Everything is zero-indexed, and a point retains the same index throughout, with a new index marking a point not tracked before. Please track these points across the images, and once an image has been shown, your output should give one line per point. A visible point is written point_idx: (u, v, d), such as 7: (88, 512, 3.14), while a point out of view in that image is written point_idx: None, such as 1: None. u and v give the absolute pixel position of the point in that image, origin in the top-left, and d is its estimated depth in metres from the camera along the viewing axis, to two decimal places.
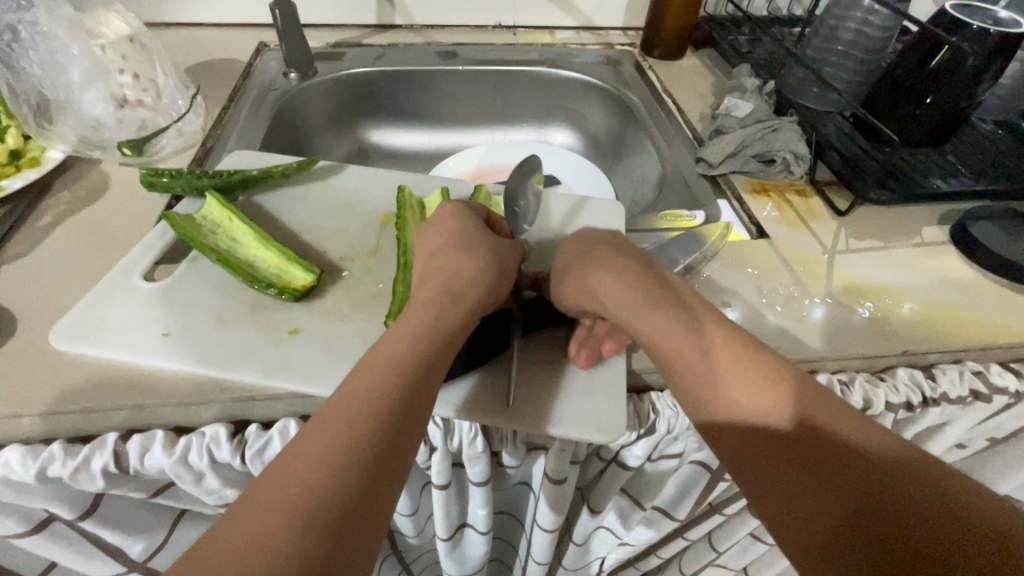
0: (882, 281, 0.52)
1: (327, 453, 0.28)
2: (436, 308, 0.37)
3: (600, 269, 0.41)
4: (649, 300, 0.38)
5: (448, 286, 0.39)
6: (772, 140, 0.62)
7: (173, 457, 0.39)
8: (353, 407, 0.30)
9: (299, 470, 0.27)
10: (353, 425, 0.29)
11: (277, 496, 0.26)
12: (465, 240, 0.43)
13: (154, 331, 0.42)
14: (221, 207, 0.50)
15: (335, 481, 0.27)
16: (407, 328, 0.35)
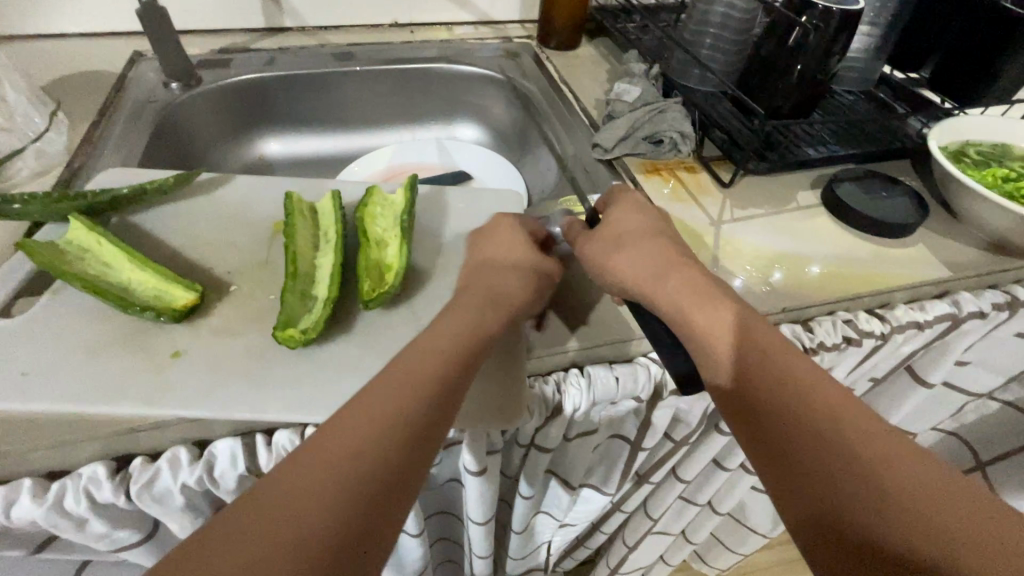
0: (761, 245, 0.56)
1: (334, 458, 0.28)
2: (473, 315, 0.40)
3: (625, 245, 0.45)
4: (667, 270, 0.42)
5: (486, 291, 0.42)
6: (659, 122, 0.65)
7: (45, 505, 0.36)
8: (367, 424, 0.30)
9: (310, 468, 0.28)
10: (370, 428, 0.30)
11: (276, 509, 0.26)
12: (514, 247, 0.46)
13: (13, 372, 0.39)
14: (87, 230, 0.46)
15: (339, 486, 0.28)
16: (447, 330, 0.38)
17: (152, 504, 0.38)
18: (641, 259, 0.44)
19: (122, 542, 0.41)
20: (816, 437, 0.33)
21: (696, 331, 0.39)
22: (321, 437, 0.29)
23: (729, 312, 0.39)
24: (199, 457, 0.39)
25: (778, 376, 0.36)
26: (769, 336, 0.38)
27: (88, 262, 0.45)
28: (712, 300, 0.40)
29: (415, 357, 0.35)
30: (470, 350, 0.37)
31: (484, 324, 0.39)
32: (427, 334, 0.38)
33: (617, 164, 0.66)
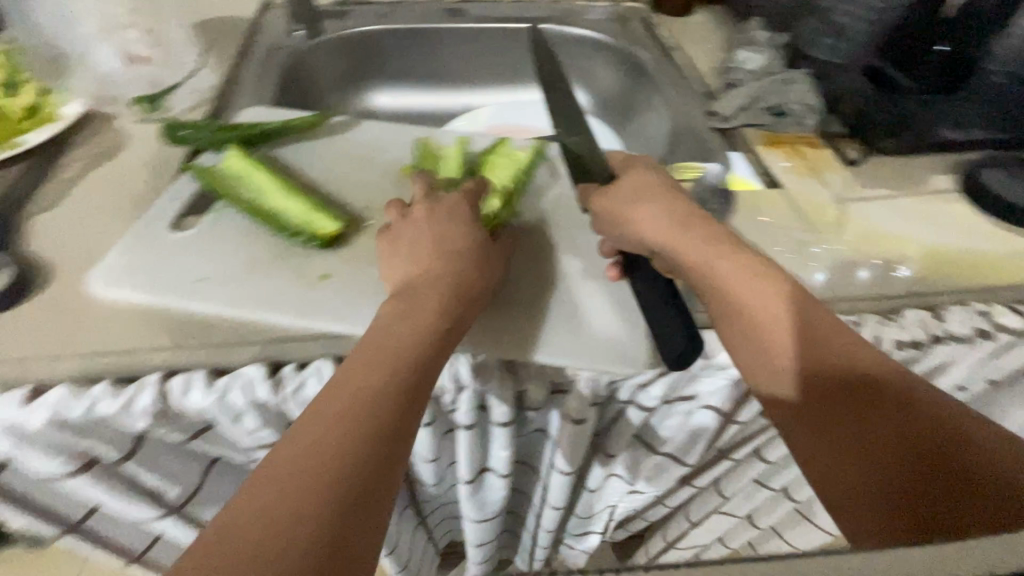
0: (888, 227, 0.54)
1: (369, 399, 0.31)
2: (466, 270, 0.41)
3: (647, 199, 0.45)
4: (686, 224, 0.42)
5: (445, 242, 0.43)
6: (785, 92, 0.63)
7: (215, 395, 0.40)
8: (362, 392, 0.32)
9: (344, 407, 0.31)
10: (389, 371, 0.33)
11: (287, 475, 0.27)
12: (429, 206, 0.46)
13: (189, 277, 0.44)
14: (240, 158, 0.50)
15: (371, 424, 0.30)
16: (445, 279, 0.40)
17: (298, 407, 0.43)
18: (663, 214, 0.43)
19: (264, 440, 0.46)
20: (876, 448, 0.33)
21: (751, 325, 0.38)
22: (351, 383, 0.32)
23: (783, 298, 0.38)
24: (341, 370, 0.43)
25: (842, 384, 0.35)
26: (815, 324, 0.37)
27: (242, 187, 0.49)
28: (743, 265, 0.40)
29: (395, 336, 0.35)
30: (462, 292, 0.40)
31: (473, 274, 0.41)
32: (426, 281, 0.40)
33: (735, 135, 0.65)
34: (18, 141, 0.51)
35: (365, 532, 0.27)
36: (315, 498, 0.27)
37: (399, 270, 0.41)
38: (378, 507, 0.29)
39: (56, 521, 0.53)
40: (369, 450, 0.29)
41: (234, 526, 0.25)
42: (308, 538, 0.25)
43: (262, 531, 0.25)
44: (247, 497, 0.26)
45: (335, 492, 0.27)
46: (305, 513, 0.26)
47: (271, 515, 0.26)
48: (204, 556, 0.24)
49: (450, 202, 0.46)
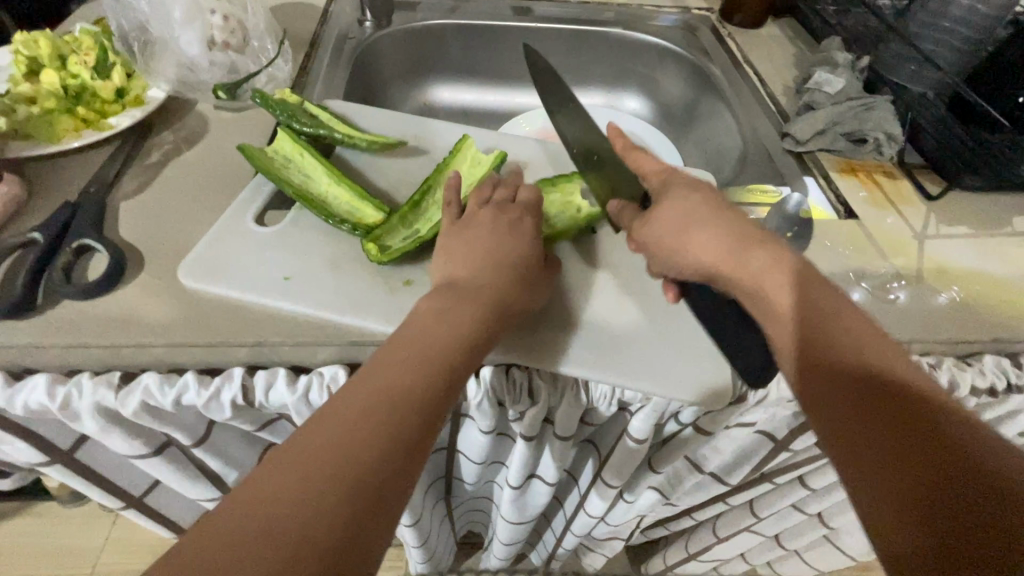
0: (967, 267, 0.53)
1: (405, 397, 0.32)
2: (511, 280, 0.41)
3: (698, 224, 0.39)
4: (743, 249, 0.37)
5: (494, 248, 0.43)
6: (865, 119, 0.61)
7: (297, 394, 0.41)
8: (396, 397, 0.32)
9: (381, 402, 0.32)
10: (423, 373, 0.34)
11: (314, 463, 0.28)
12: (490, 212, 0.46)
13: (274, 275, 0.44)
14: (293, 144, 0.50)
15: (396, 424, 0.31)
16: (490, 293, 0.40)
17: None
18: (718, 237, 0.38)
19: None
20: (886, 439, 0.30)
21: (776, 321, 0.35)
22: (387, 379, 0.33)
23: (809, 298, 0.35)
24: None
25: (852, 367, 0.32)
26: (832, 321, 0.34)
27: (317, 185, 0.49)
28: (787, 282, 0.35)
29: (415, 342, 0.36)
30: (504, 307, 0.40)
31: (513, 284, 0.41)
32: (470, 281, 0.41)
33: (809, 158, 0.64)
34: (106, 124, 0.51)
35: (373, 524, 0.28)
36: (329, 485, 0.27)
37: (452, 270, 0.42)
38: (389, 500, 0.29)
39: (119, 495, 0.54)
40: (392, 445, 0.30)
41: (265, 502, 0.26)
42: (321, 519, 0.26)
43: (276, 501, 0.26)
44: (270, 479, 0.27)
45: (353, 481, 0.28)
46: (318, 497, 0.27)
47: (290, 492, 0.27)
48: (213, 535, 0.25)
49: (516, 211, 0.46)
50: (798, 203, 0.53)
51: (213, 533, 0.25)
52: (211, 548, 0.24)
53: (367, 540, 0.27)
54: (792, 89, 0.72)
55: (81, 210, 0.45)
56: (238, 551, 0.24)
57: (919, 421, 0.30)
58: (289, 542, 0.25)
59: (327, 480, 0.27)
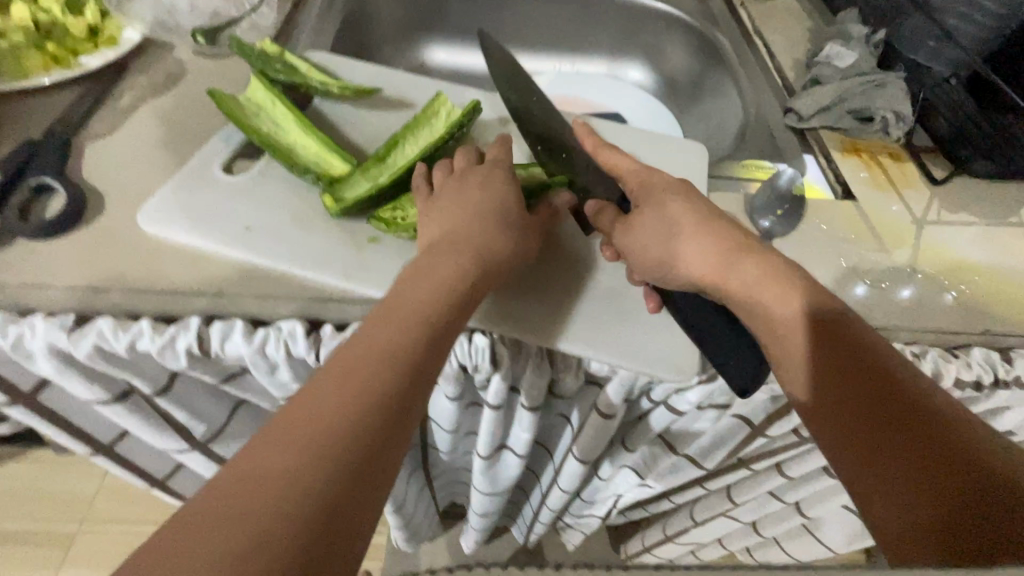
0: (964, 256, 0.50)
1: (382, 358, 0.30)
2: (487, 233, 0.40)
3: (684, 236, 0.38)
4: (732, 261, 0.36)
5: (471, 210, 0.41)
6: (874, 96, 0.58)
7: (253, 346, 0.40)
8: (373, 357, 0.30)
9: (356, 365, 0.30)
10: (402, 334, 0.32)
11: (290, 431, 0.26)
12: (457, 180, 0.43)
13: (236, 224, 0.43)
14: (266, 91, 0.49)
15: (376, 384, 0.29)
16: (465, 252, 0.38)
17: None
18: (709, 247, 0.37)
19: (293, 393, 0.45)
20: (893, 449, 0.30)
21: (777, 343, 0.35)
22: (361, 345, 0.31)
23: (812, 313, 0.34)
24: None
25: (855, 380, 0.32)
26: (842, 336, 0.33)
27: (286, 133, 0.48)
28: (781, 293, 0.35)
29: (395, 306, 0.34)
30: (483, 265, 0.38)
31: (495, 241, 0.40)
32: (448, 244, 0.39)
33: (810, 135, 0.61)
34: (77, 63, 0.50)
35: (370, 487, 0.26)
36: (311, 451, 0.25)
37: (430, 236, 0.40)
38: (386, 463, 0.27)
39: (88, 441, 0.55)
40: (377, 406, 0.28)
41: (232, 477, 0.24)
42: (309, 486, 0.24)
43: (256, 480, 0.23)
44: (245, 452, 0.25)
45: (339, 445, 0.26)
46: (304, 465, 0.24)
47: (263, 467, 0.24)
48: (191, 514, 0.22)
49: (483, 171, 0.44)
50: (791, 179, 0.50)
51: (186, 525, 0.22)
52: (186, 539, 0.21)
53: (366, 505, 0.25)
54: (801, 63, 0.68)
55: (44, 148, 0.44)
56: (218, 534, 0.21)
57: (927, 429, 0.30)
58: (272, 516, 0.22)
59: (305, 444, 0.25)
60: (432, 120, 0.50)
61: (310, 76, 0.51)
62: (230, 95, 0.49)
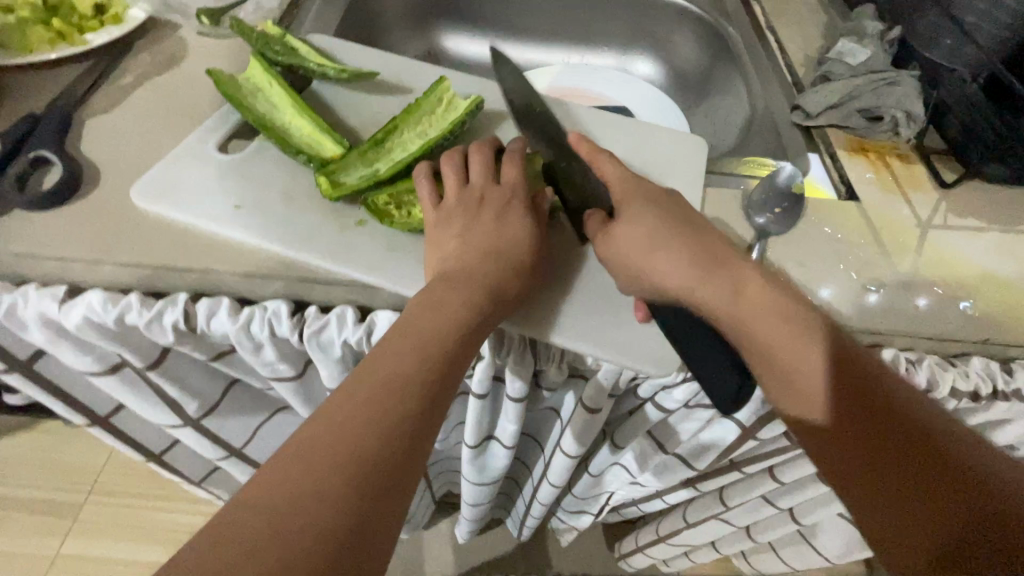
0: (971, 261, 0.48)
1: (404, 383, 0.31)
2: (500, 271, 0.38)
3: (664, 246, 0.37)
4: (713, 273, 0.35)
5: (480, 244, 0.39)
6: (885, 94, 0.56)
7: (237, 324, 0.40)
8: (395, 379, 0.31)
9: (377, 392, 0.30)
10: (424, 362, 0.32)
11: (314, 455, 0.26)
12: (473, 202, 0.41)
13: (227, 202, 0.43)
14: (263, 72, 0.49)
15: (398, 413, 0.29)
16: (484, 275, 0.38)
17: (315, 349, 0.42)
18: (687, 260, 0.36)
19: (279, 372, 0.46)
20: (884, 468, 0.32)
21: (786, 383, 0.33)
22: (382, 367, 0.31)
23: (822, 358, 0.33)
24: (361, 320, 0.42)
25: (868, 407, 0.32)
26: (857, 383, 0.33)
27: (281, 115, 0.48)
28: (777, 315, 0.34)
29: (415, 324, 0.34)
30: (502, 284, 0.38)
31: (508, 274, 0.39)
32: (466, 263, 0.38)
33: (817, 133, 0.60)
34: (81, 39, 0.51)
35: (387, 516, 0.27)
36: (339, 477, 0.26)
37: (441, 263, 0.39)
38: (402, 492, 0.28)
39: (84, 413, 0.56)
40: (398, 438, 0.29)
41: (261, 498, 0.25)
42: (332, 514, 0.25)
43: (282, 507, 0.24)
44: (273, 471, 0.26)
45: (359, 473, 0.26)
46: (330, 493, 0.25)
47: (288, 492, 0.25)
48: (222, 533, 0.23)
49: (501, 195, 0.42)
50: (790, 177, 0.50)
51: (216, 545, 0.23)
52: (217, 560, 0.22)
53: (383, 533, 0.26)
54: (813, 61, 0.66)
55: (44, 122, 0.44)
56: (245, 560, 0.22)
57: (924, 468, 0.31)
58: (301, 539, 0.24)
59: (332, 468, 0.26)
60: (431, 106, 0.49)
61: (308, 58, 0.51)
62: (227, 75, 0.49)
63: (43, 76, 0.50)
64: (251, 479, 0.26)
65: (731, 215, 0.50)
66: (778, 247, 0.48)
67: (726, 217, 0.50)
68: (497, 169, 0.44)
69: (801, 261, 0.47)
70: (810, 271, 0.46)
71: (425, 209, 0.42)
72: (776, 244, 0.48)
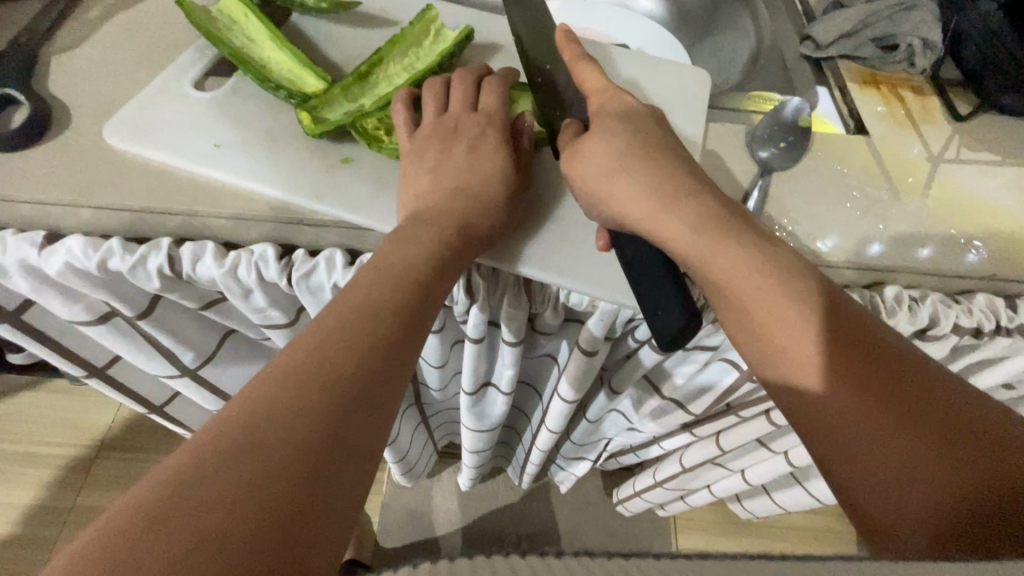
0: (981, 196, 0.46)
1: (379, 312, 0.31)
2: (470, 207, 0.37)
3: (626, 179, 0.36)
4: (674, 202, 0.34)
5: (452, 183, 0.38)
6: (900, 22, 0.53)
7: (223, 268, 0.39)
8: (367, 309, 0.30)
9: (351, 320, 0.30)
10: (397, 292, 0.32)
11: (289, 379, 0.26)
12: (445, 132, 0.39)
13: (206, 141, 0.41)
14: (236, 1, 0.46)
15: (372, 338, 0.29)
16: (452, 212, 0.36)
17: (305, 294, 0.41)
18: (648, 179, 0.35)
19: (271, 319, 0.45)
20: (900, 460, 0.28)
21: (776, 349, 0.31)
22: (358, 296, 0.31)
23: (806, 309, 0.31)
24: (351, 263, 0.40)
25: (879, 370, 0.30)
26: (856, 337, 0.30)
27: (258, 49, 0.45)
28: (727, 248, 0.32)
29: (386, 263, 0.34)
30: (471, 222, 0.36)
31: (479, 211, 0.37)
32: (436, 202, 0.37)
33: (828, 66, 0.57)
34: None
35: (362, 433, 0.26)
36: (314, 395, 0.26)
37: (413, 197, 0.38)
38: (378, 413, 0.28)
39: (81, 364, 0.56)
40: (372, 361, 0.28)
41: (235, 418, 0.24)
42: (307, 426, 0.25)
43: (257, 421, 0.24)
44: (250, 393, 0.25)
45: (337, 389, 0.26)
46: (305, 413, 0.25)
47: (262, 412, 0.24)
48: (198, 450, 0.23)
49: (474, 126, 0.40)
50: (796, 110, 0.47)
51: (193, 456, 0.23)
52: (190, 474, 0.22)
53: (363, 446, 0.26)
54: None
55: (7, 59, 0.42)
56: (220, 470, 0.22)
57: (945, 455, 0.28)
58: (276, 451, 0.23)
59: (309, 387, 0.26)
60: (418, 37, 0.46)
61: None
62: (200, 5, 0.46)
63: (4, 12, 0.46)
64: (228, 404, 0.25)
65: (735, 150, 0.48)
66: (780, 183, 0.46)
67: (728, 153, 0.48)
68: (474, 96, 0.42)
69: (804, 198, 0.45)
70: (816, 211, 0.45)
71: (400, 138, 0.40)
72: (778, 180, 0.46)
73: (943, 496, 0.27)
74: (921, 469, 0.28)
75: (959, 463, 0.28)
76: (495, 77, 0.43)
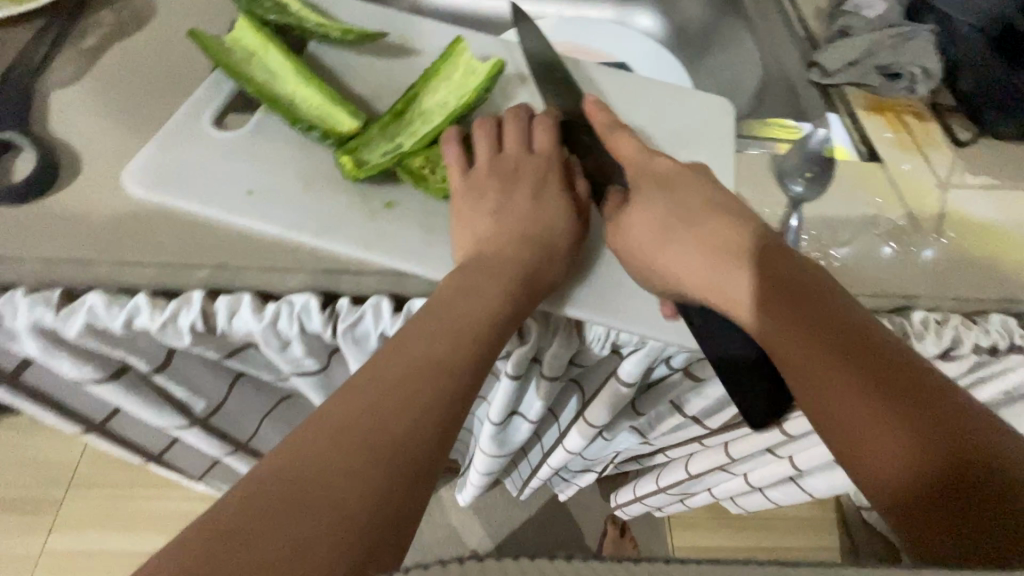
0: (988, 220, 0.49)
1: (436, 367, 0.29)
2: (531, 255, 0.36)
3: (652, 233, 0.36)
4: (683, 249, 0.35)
5: (509, 229, 0.37)
6: (902, 51, 0.54)
7: (263, 322, 0.37)
8: (423, 362, 0.29)
9: (405, 372, 0.28)
10: (455, 346, 0.31)
11: (340, 433, 0.25)
12: (501, 173, 0.39)
13: (237, 187, 0.39)
14: (254, 32, 0.43)
15: (427, 394, 0.28)
16: (514, 262, 0.35)
17: (350, 344, 0.39)
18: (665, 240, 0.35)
19: (303, 367, 0.43)
20: (853, 395, 0.27)
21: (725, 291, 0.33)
22: (414, 347, 0.30)
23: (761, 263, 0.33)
24: (397, 310, 0.39)
25: (830, 316, 0.30)
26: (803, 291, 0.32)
27: (282, 84, 0.43)
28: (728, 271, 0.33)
29: (437, 312, 0.32)
30: (534, 271, 0.36)
31: (540, 259, 0.36)
32: (496, 249, 0.36)
33: (835, 92, 0.59)
34: None
35: (413, 498, 0.24)
36: (367, 456, 0.24)
37: (472, 243, 0.36)
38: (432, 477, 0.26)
39: (78, 420, 0.51)
40: (429, 421, 0.27)
41: (286, 474, 0.23)
42: (358, 488, 0.23)
43: (307, 479, 0.23)
44: (298, 445, 0.24)
45: (388, 448, 0.25)
46: (356, 474, 0.23)
47: (311, 470, 0.23)
48: (243, 504, 0.21)
49: (529, 169, 0.39)
50: (821, 141, 0.48)
51: (235, 510, 0.21)
52: (232, 533, 0.20)
53: (411, 510, 0.24)
54: (825, 12, 0.65)
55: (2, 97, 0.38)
56: (263, 533, 0.21)
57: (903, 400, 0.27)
58: (321, 516, 0.22)
59: (361, 443, 0.25)
60: (451, 71, 0.45)
61: (305, 19, 0.45)
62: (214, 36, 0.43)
63: None
64: (276, 453, 0.24)
65: (762, 180, 0.49)
66: (807, 212, 0.47)
67: (756, 183, 0.49)
68: (524, 136, 0.41)
69: (829, 226, 0.47)
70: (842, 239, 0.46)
71: (451, 177, 0.39)
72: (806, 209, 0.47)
73: (902, 445, 0.25)
74: (879, 406, 0.27)
75: (917, 412, 0.26)
76: (543, 116, 0.42)
